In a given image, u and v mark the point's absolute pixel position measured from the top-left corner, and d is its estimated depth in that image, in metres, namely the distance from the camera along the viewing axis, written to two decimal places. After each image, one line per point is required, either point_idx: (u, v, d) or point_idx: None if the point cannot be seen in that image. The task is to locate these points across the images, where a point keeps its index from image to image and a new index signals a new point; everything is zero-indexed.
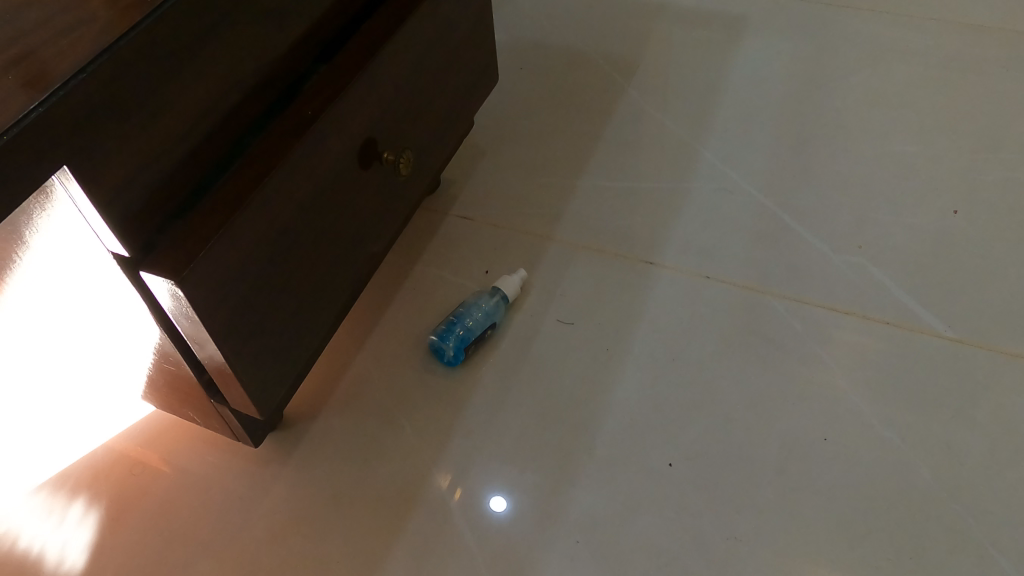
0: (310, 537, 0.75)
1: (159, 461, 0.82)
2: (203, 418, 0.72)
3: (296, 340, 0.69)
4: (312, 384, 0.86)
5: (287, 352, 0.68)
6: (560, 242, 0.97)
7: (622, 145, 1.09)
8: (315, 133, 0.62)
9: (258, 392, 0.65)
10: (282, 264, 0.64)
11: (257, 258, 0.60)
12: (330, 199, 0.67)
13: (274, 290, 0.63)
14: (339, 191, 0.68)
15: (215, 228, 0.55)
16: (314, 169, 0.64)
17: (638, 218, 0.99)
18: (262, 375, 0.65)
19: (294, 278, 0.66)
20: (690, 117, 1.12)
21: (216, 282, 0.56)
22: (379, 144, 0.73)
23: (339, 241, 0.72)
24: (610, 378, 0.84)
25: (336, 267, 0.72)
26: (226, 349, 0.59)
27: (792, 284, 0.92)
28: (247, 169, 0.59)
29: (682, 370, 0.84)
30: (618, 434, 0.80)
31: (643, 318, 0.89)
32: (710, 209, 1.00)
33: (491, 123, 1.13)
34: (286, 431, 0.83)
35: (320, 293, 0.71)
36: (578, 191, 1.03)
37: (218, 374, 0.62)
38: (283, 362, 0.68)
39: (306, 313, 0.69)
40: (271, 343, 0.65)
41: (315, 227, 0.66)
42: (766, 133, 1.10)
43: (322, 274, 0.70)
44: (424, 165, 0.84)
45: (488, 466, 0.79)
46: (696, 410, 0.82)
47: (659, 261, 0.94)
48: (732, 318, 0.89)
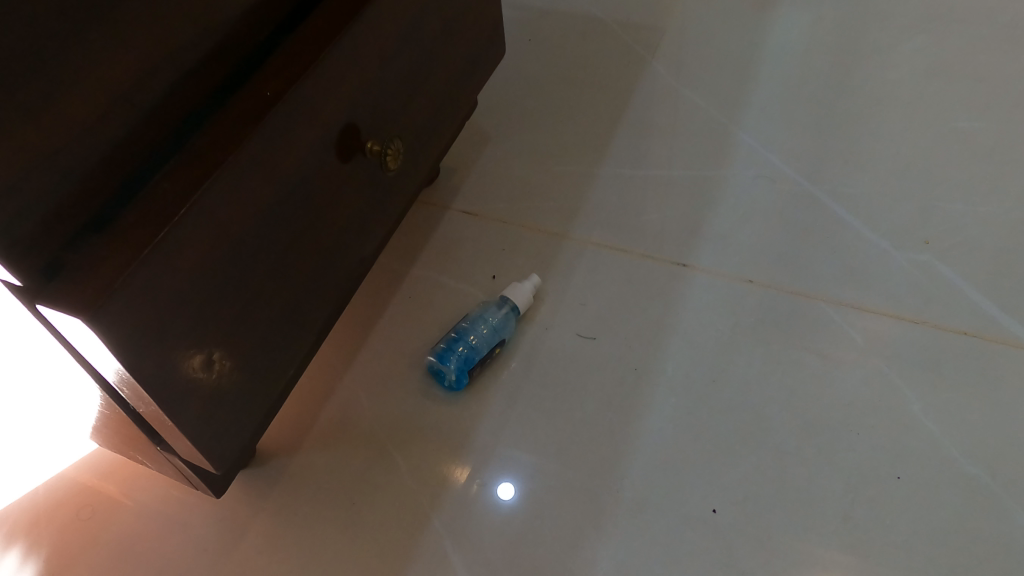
0: (316, 538, 0.66)
1: (111, 501, 0.70)
2: (155, 465, 0.60)
3: (261, 374, 0.56)
4: (290, 411, 0.74)
5: (248, 392, 0.55)
6: (577, 240, 0.84)
7: (646, 126, 0.95)
8: (276, 119, 0.49)
9: (212, 442, 0.52)
10: (240, 285, 0.51)
11: (204, 279, 0.47)
12: (300, 201, 0.54)
13: (229, 318, 0.50)
14: (311, 191, 0.55)
15: (143, 246, 0.42)
16: (277, 166, 0.51)
17: (666, 212, 0.86)
18: (218, 423, 0.52)
19: (256, 301, 0.53)
20: (723, 92, 0.98)
21: (146, 314, 0.43)
22: (363, 132, 0.60)
23: (314, 253, 0.59)
24: (640, 404, 0.71)
25: (312, 283, 0.60)
26: (168, 397, 0.47)
27: (850, 287, 0.78)
28: (187, 166, 0.46)
29: (723, 395, 0.72)
30: (649, 471, 0.68)
31: (676, 331, 0.76)
32: (750, 199, 0.86)
33: (496, 102, 0.99)
34: (259, 469, 0.70)
35: (291, 316, 0.58)
36: (597, 180, 0.89)
37: (160, 424, 0.50)
38: (245, 403, 0.55)
39: (274, 342, 0.57)
40: (227, 382, 0.52)
41: (281, 237, 0.54)
42: (810, 108, 0.95)
43: (293, 293, 0.57)
44: (419, 156, 0.71)
45: (509, 457, 0.69)
46: (742, 442, 0.69)
47: (693, 262, 0.81)
48: (781, 330, 0.76)
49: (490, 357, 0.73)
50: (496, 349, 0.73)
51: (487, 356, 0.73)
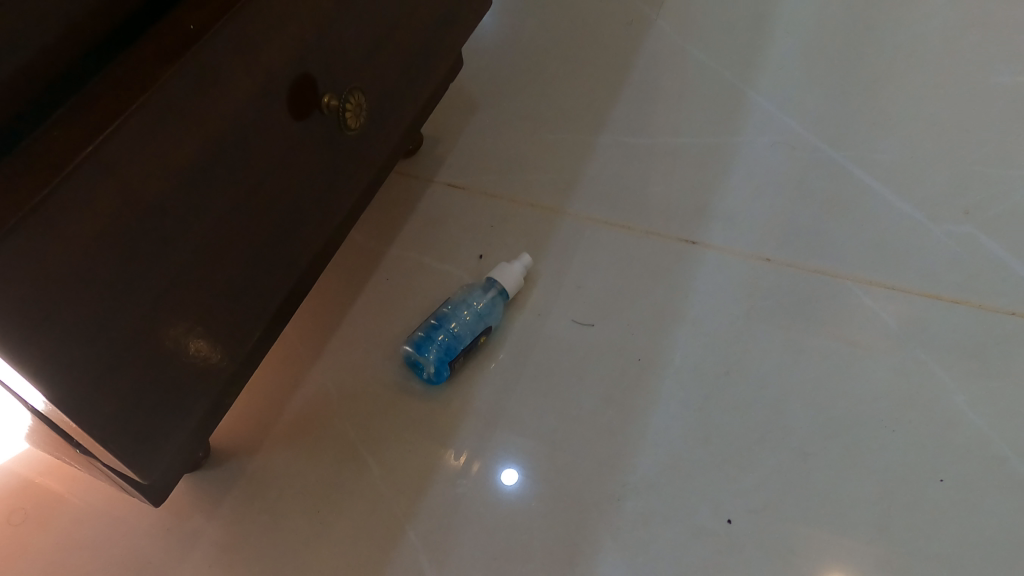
0: (293, 532, 0.59)
1: (45, 503, 0.61)
2: (83, 470, 0.51)
3: (196, 368, 0.48)
4: (250, 406, 0.65)
5: (181, 389, 0.47)
6: (574, 215, 0.75)
7: (650, 90, 0.86)
8: (200, 58, 0.40)
9: (134, 449, 0.44)
10: (163, 262, 0.42)
11: (110, 254, 0.38)
12: (241, 163, 0.45)
13: (148, 303, 0.41)
14: (253, 151, 0.46)
15: (16, 209, 0.33)
16: (206, 117, 0.41)
17: (673, 183, 0.77)
18: (140, 426, 0.44)
19: (185, 282, 0.44)
20: (737, 50, 0.88)
21: (27, 295, 0.34)
22: (320, 84, 0.50)
23: (262, 226, 0.49)
24: (644, 399, 0.63)
25: (260, 262, 0.51)
26: (68, 399, 0.38)
27: (881, 265, 0.69)
28: (84, 112, 0.36)
29: (740, 388, 0.63)
30: (655, 475, 0.59)
31: (685, 315, 0.67)
32: (766, 168, 0.77)
33: (486, 66, 0.90)
34: (214, 473, 0.62)
35: (235, 300, 0.49)
36: (596, 149, 0.81)
37: (66, 427, 0.41)
38: (177, 402, 0.47)
39: (212, 330, 0.48)
40: (151, 379, 0.44)
41: (217, 207, 0.44)
42: (833, 66, 0.85)
43: (236, 274, 0.49)
44: (394, 117, 0.62)
45: (508, 443, 0.62)
46: (761, 441, 0.60)
47: (703, 239, 0.72)
48: (804, 314, 0.66)
49: (473, 348, 0.65)
50: (481, 339, 0.65)
51: (471, 347, 0.64)
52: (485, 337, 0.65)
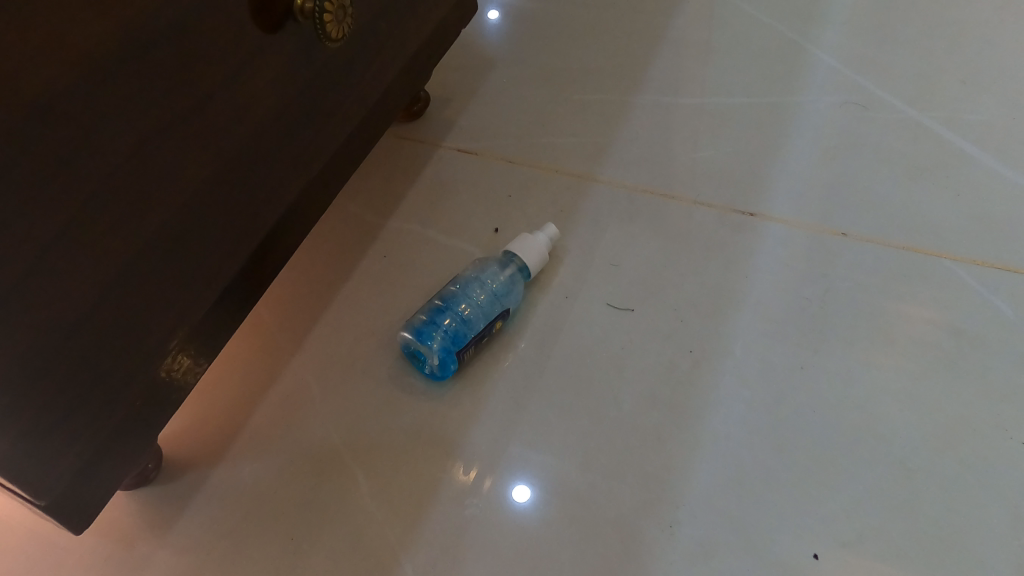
0: (259, 566, 0.47)
1: None
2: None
3: (120, 348, 0.36)
4: (214, 406, 0.53)
5: (98, 374, 0.35)
6: (607, 183, 0.63)
7: (692, 45, 0.74)
8: None
9: (19, 455, 0.32)
10: (57, 193, 0.30)
11: None
12: (177, 67, 0.34)
13: (37, 247, 0.30)
14: (195, 55, 0.34)
15: None
16: None
17: (724, 146, 0.65)
18: (28, 420, 0.32)
19: (98, 226, 0.32)
20: (791, 3, 0.77)
21: None
22: None
23: (213, 164, 0.38)
24: (700, 398, 0.50)
25: (211, 212, 0.39)
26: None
27: (984, 241, 0.57)
28: None
29: (820, 386, 0.50)
30: (718, 494, 0.47)
31: (747, 297, 0.55)
32: (834, 130, 0.65)
33: (503, 24, 0.79)
34: (164, 489, 0.50)
35: (175, 259, 0.37)
36: (631, 109, 0.69)
37: None
38: (87, 391, 0.35)
39: (142, 298, 0.36)
40: (46, 358, 0.32)
41: (141, 123, 0.33)
42: (904, 18, 0.73)
43: (177, 225, 0.37)
44: (389, 48, 0.50)
45: (531, 455, 0.49)
46: (851, 453, 0.48)
47: (763, 210, 0.60)
48: (895, 297, 0.54)
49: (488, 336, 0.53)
50: (497, 325, 0.53)
51: (483, 335, 0.52)
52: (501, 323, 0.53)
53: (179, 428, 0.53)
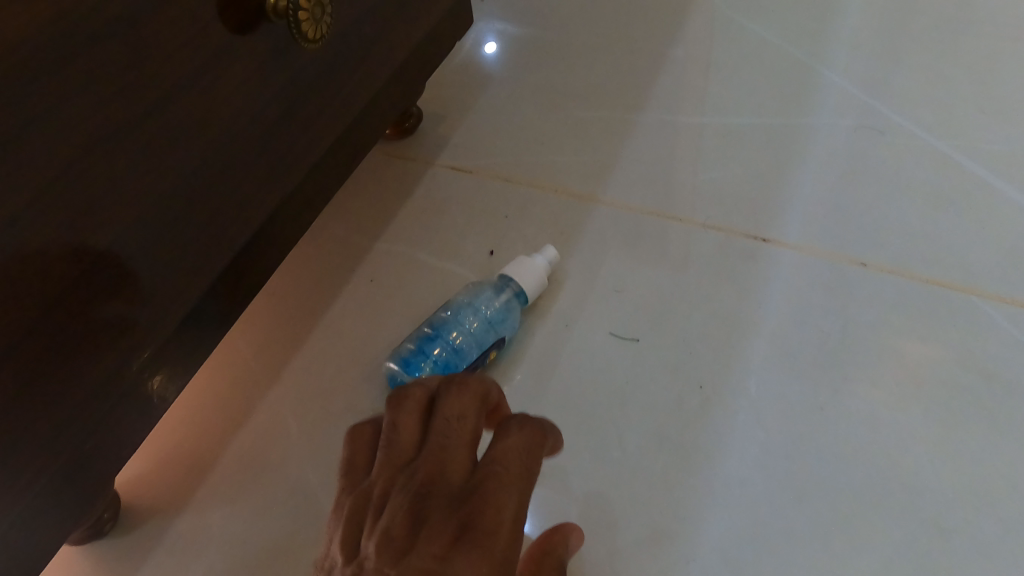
0: None
1: None
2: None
3: (64, 388, 0.31)
4: (181, 446, 0.49)
5: (34, 417, 0.30)
6: (610, 204, 0.60)
7: (698, 64, 0.71)
8: None
9: None
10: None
11: None
12: (125, 64, 0.30)
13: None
14: (147, 51, 0.31)
15: None
16: None
17: (733, 168, 0.61)
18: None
19: (32, 242, 0.28)
20: (800, 23, 0.74)
21: None
22: None
23: (172, 176, 0.34)
24: (711, 439, 0.46)
25: (173, 230, 0.35)
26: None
27: (1015, 273, 0.52)
28: None
29: (843, 429, 0.46)
30: (733, 548, 0.42)
31: (760, 329, 0.51)
32: (849, 155, 0.62)
33: (502, 42, 0.76)
34: (121, 539, 0.45)
35: (130, 284, 0.33)
36: (635, 129, 0.65)
37: None
38: (24, 440, 0.30)
39: (90, 329, 0.32)
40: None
41: (81, 126, 0.29)
42: (919, 40, 0.70)
43: (132, 247, 0.33)
44: (376, 54, 0.47)
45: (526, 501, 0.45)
46: (878, 505, 0.43)
47: (776, 235, 0.56)
48: (920, 332, 0.50)
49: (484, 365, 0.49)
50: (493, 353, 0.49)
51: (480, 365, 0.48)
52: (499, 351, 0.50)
53: (140, 469, 0.48)
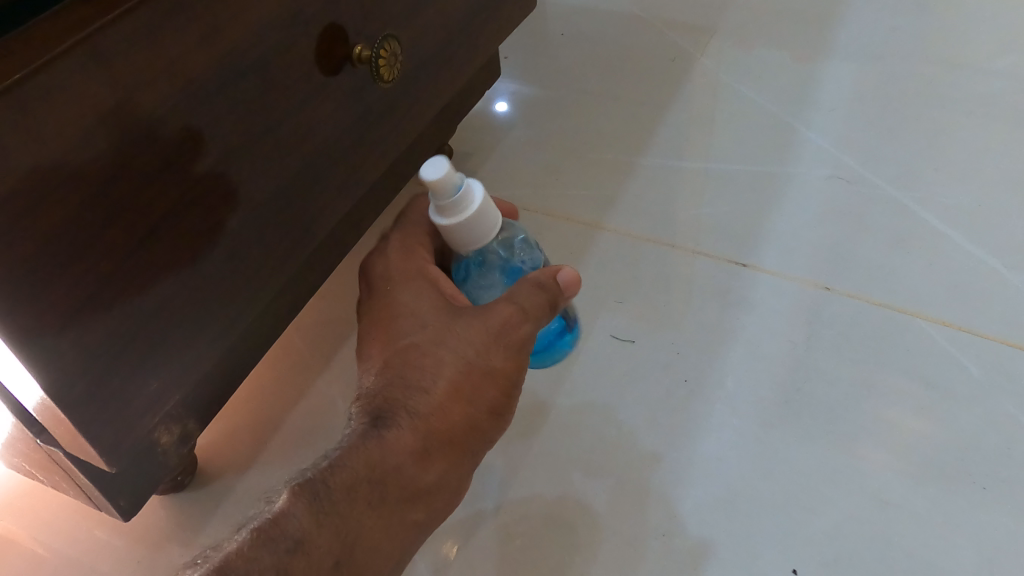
0: None
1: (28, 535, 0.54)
2: (52, 484, 0.44)
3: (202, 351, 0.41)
4: (247, 421, 0.58)
5: (165, 371, 0.38)
6: (615, 232, 0.69)
7: (693, 120, 0.81)
8: None
9: (117, 442, 0.36)
10: (179, 215, 0.36)
11: (115, 193, 0.32)
12: (271, 110, 0.40)
13: (129, 247, 0.34)
14: (281, 99, 0.40)
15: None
16: (227, 37, 0.36)
17: (718, 208, 0.71)
18: (105, 407, 0.35)
19: (201, 242, 0.38)
20: (787, 89, 0.84)
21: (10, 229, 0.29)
22: (349, 37, 0.44)
23: (290, 192, 0.44)
24: (693, 422, 0.55)
25: (283, 235, 0.44)
26: (1, 339, 0.30)
27: (958, 306, 0.61)
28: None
29: (802, 419, 0.54)
30: (706, 510, 0.51)
31: (738, 338, 0.60)
32: (821, 201, 0.71)
33: (521, 111, 0.84)
34: (196, 492, 0.55)
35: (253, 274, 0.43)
36: (639, 171, 0.75)
37: (53, 418, 0.34)
38: (171, 387, 0.39)
39: (226, 308, 0.41)
40: (150, 356, 0.37)
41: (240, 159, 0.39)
42: (888, 108, 0.80)
43: (257, 246, 0.42)
44: (430, 97, 0.56)
45: (538, 469, 0.54)
46: (829, 480, 0.51)
47: (754, 262, 0.66)
48: (873, 350, 0.58)
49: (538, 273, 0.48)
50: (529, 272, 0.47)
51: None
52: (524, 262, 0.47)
53: (213, 439, 0.57)
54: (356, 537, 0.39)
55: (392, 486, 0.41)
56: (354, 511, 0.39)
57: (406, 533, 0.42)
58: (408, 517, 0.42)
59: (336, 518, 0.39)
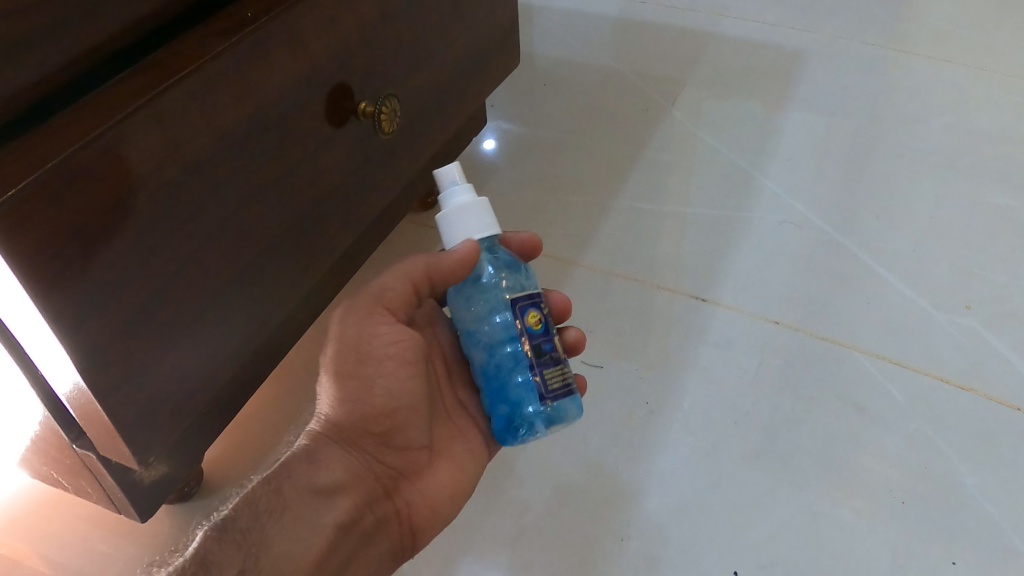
0: None
1: (40, 540, 0.58)
2: (73, 489, 0.48)
3: (221, 369, 0.46)
4: (250, 436, 0.64)
5: (189, 388, 0.44)
6: (589, 268, 0.76)
7: (662, 166, 0.89)
8: (257, 42, 0.41)
9: (148, 448, 0.42)
10: (208, 254, 0.42)
11: (165, 239, 0.39)
12: (286, 161, 0.46)
13: (169, 277, 0.40)
14: (295, 151, 0.47)
15: (70, 145, 0.33)
16: (254, 103, 0.42)
17: (683, 247, 0.78)
18: (142, 419, 0.41)
19: (227, 277, 0.44)
20: (747, 139, 0.92)
21: (90, 272, 0.35)
22: (355, 96, 0.51)
23: (300, 231, 0.50)
24: (653, 441, 0.63)
25: (293, 267, 0.51)
26: (73, 365, 0.36)
27: (887, 340, 0.69)
28: (142, 77, 0.37)
29: (747, 440, 0.62)
30: (663, 519, 0.59)
31: (695, 366, 0.67)
32: (775, 243, 0.79)
33: (504, 153, 0.91)
34: (205, 500, 0.59)
35: (266, 301, 0.49)
36: (611, 213, 0.83)
37: (98, 429, 0.40)
38: (194, 402, 0.45)
39: (242, 331, 0.47)
40: (180, 376, 0.43)
41: (261, 203, 0.45)
42: (836, 159, 0.89)
43: (271, 276, 0.49)
44: (423, 144, 0.63)
45: (515, 482, 0.61)
46: (771, 493, 0.59)
47: (712, 297, 0.73)
48: (810, 380, 0.66)
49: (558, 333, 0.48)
50: (538, 327, 0.46)
51: (543, 355, 0.45)
52: (542, 314, 0.46)
53: (220, 453, 0.62)
54: (263, 544, 0.42)
55: (293, 493, 0.45)
56: (263, 522, 0.43)
57: (319, 534, 0.44)
58: (318, 520, 0.44)
59: (241, 531, 0.42)
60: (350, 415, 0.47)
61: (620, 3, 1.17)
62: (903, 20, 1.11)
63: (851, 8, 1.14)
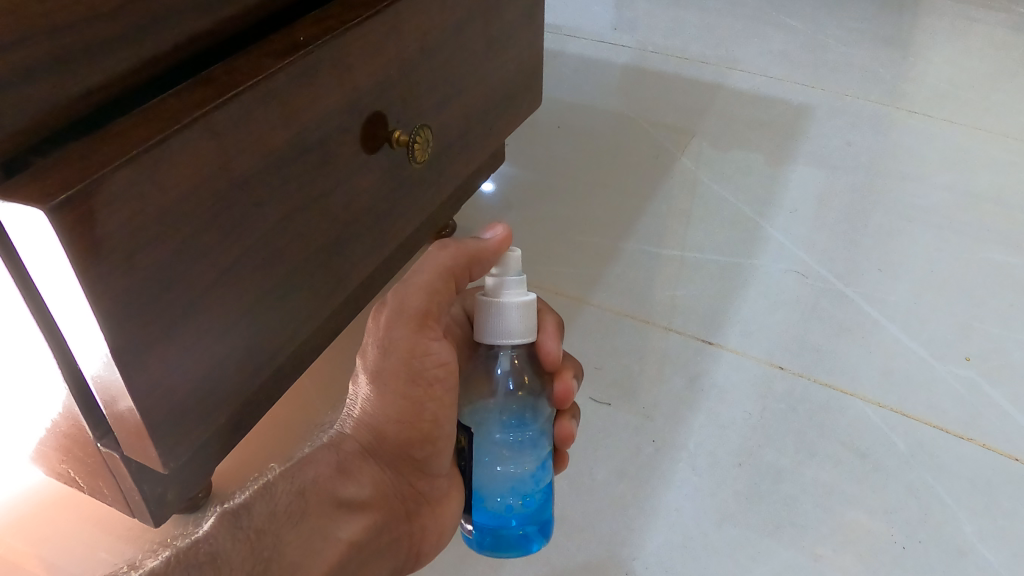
0: None
1: (43, 546, 0.58)
2: (87, 490, 0.49)
3: (246, 378, 0.47)
4: (258, 455, 0.64)
5: (216, 394, 0.45)
6: (598, 307, 0.78)
7: (671, 211, 0.91)
8: (308, 65, 0.43)
9: (171, 449, 0.42)
10: (244, 263, 0.43)
11: (205, 245, 0.40)
12: (323, 180, 0.48)
13: (207, 285, 0.41)
14: (331, 172, 0.48)
15: (131, 147, 0.34)
16: (299, 121, 0.44)
17: (690, 291, 0.80)
18: (169, 420, 0.41)
19: (260, 288, 0.46)
20: (753, 190, 0.95)
21: (136, 269, 0.36)
22: (389, 124, 0.52)
23: (330, 251, 0.51)
24: (658, 478, 0.64)
25: (320, 286, 0.52)
26: (112, 360, 0.36)
27: (889, 390, 0.70)
28: (198, 89, 0.38)
29: (751, 482, 0.63)
30: (665, 555, 0.59)
31: (701, 408, 0.69)
32: (779, 291, 0.81)
33: (517, 192, 0.94)
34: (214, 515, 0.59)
35: (294, 316, 0.50)
36: (621, 254, 0.85)
37: (127, 427, 0.40)
38: (218, 409, 0.45)
39: (268, 343, 0.48)
40: (207, 380, 0.43)
41: (297, 218, 0.47)
42: (839, 213, 0.91)
43: (299, 293, 0.50)
44: (448, 177, 0.65)
45: None
46: (774, 535, 0.60)
47: (717, 340, 0.75)
48: (812, 426, 0.67)
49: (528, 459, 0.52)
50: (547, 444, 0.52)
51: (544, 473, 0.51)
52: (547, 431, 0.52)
53: (229, 469, 0.63)
54: (275, 550, 0.42)
55: (314, 501, 0.45)
56: (278, 526, 0.43)
57: (332, 548, 0.44)
58: (335, 534, 0.45)
59: (255, 531, 0.42)
60: (391, 429, 0.48)
61: (631, 53, 1.21)
62: (905, 81, 1.15)
63: (856, 69, 1.18)
